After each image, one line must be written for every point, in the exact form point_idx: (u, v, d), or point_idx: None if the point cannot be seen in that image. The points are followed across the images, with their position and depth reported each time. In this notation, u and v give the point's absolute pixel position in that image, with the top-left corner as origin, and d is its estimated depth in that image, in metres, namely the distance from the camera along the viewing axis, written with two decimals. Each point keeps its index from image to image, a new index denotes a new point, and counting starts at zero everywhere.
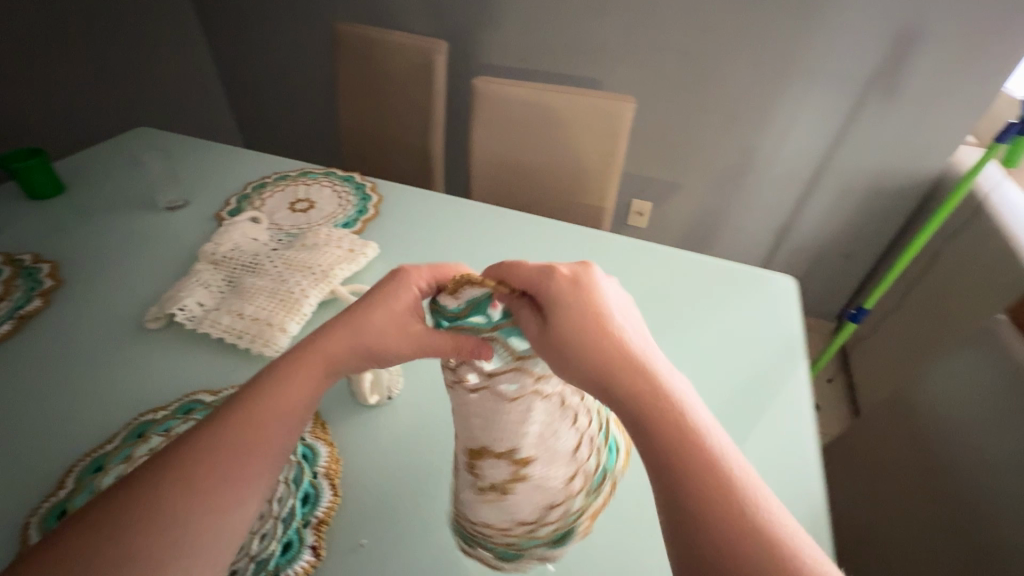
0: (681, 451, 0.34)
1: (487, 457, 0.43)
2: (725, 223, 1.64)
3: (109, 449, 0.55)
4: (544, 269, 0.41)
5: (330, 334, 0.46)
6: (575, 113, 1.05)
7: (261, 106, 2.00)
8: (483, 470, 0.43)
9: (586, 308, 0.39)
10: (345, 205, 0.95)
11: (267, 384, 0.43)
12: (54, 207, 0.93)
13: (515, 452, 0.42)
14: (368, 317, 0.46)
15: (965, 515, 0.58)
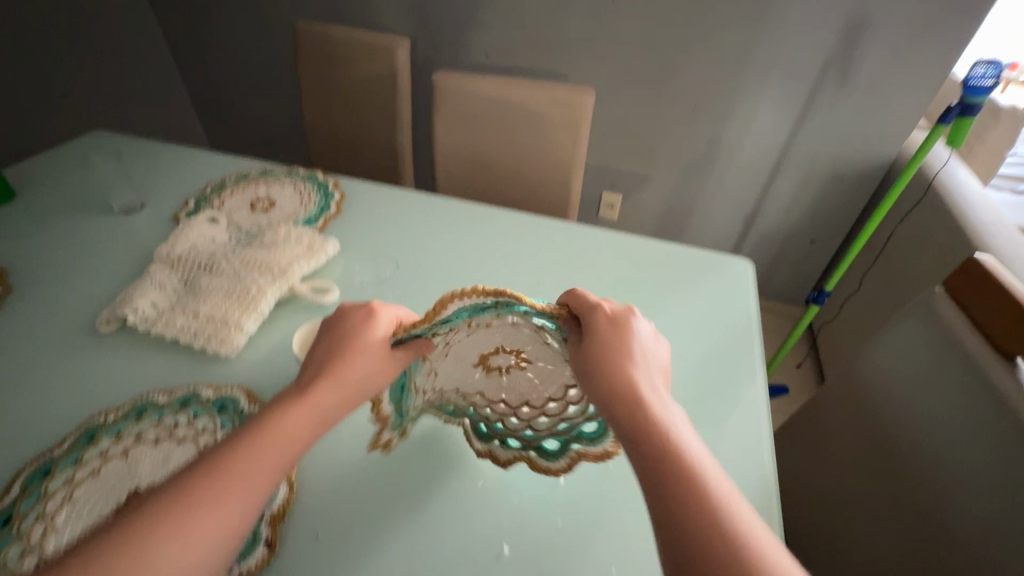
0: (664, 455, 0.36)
1: (494, 354, 0.51)
2: (694, 212, 1.66)
3: (57, 454, 0.54)
4: (593, 305, 0.47)
5: (315, 395, 0.43)
6: (535, 106, 1.06)
7: (228, 108, 1.97)
8: (493, 361, 0.51)
9: (618, 341, 0.44)
10: (306, 203, 0.95)
11: (255, 432, 0.39)
12: (5, 214, 0.91)
13: (522, 352, 0.50)
14: (353, 372, 0.46)
15: (926, 487, 0.58)
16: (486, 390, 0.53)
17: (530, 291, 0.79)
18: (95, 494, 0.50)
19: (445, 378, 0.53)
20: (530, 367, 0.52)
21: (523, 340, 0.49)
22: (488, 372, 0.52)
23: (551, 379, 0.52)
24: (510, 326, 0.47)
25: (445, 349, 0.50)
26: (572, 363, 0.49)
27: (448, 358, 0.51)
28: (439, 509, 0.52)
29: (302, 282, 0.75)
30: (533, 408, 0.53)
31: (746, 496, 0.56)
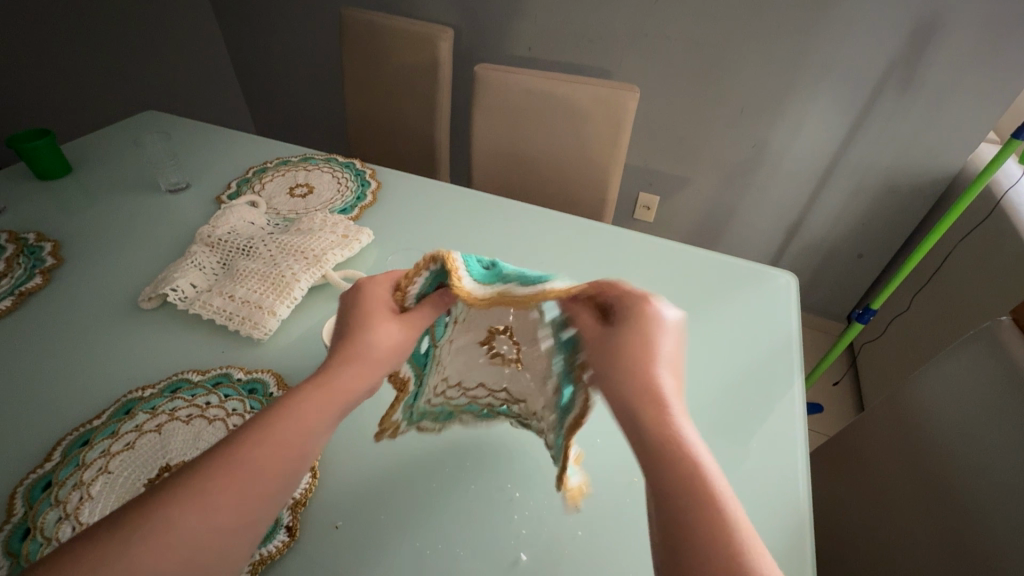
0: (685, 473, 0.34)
1: (501, 336, 0.54)
2: (734, 219, 1.61)
3: (96, 425, 0.56)
4: (640, 294, 0.46)
5: (347, 371, 0.42)
6: (576, 103, 1.03)
7: (273, 93, 2.02)
8: (497, 345, 0.54)
9: (642, 334, 0.42)
10: (344, 191, 0.96)
11: (273, 415, 0.38)
12: (61, 188, 0.95)
13: (521, 347, 0.54)
14: (385, 347, 0.45)
15: (976, 523, 0.54)
16: (487, 376, 0.55)
17: None
18: (129, 467, 0.51)
19: (451, 365, 0.55)
20: (528, 366, 0.54)
21: (532, 330, 0.52)
22: (492, 358, 0.55)
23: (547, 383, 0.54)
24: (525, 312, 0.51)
25: (462, 326, 0.53)
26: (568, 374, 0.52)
27: (460, 334, 0.54)
28: (458, 510, 0.52)
29: (335, 271, 0.75)
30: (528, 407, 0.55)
31: (776, 522, 0.53)
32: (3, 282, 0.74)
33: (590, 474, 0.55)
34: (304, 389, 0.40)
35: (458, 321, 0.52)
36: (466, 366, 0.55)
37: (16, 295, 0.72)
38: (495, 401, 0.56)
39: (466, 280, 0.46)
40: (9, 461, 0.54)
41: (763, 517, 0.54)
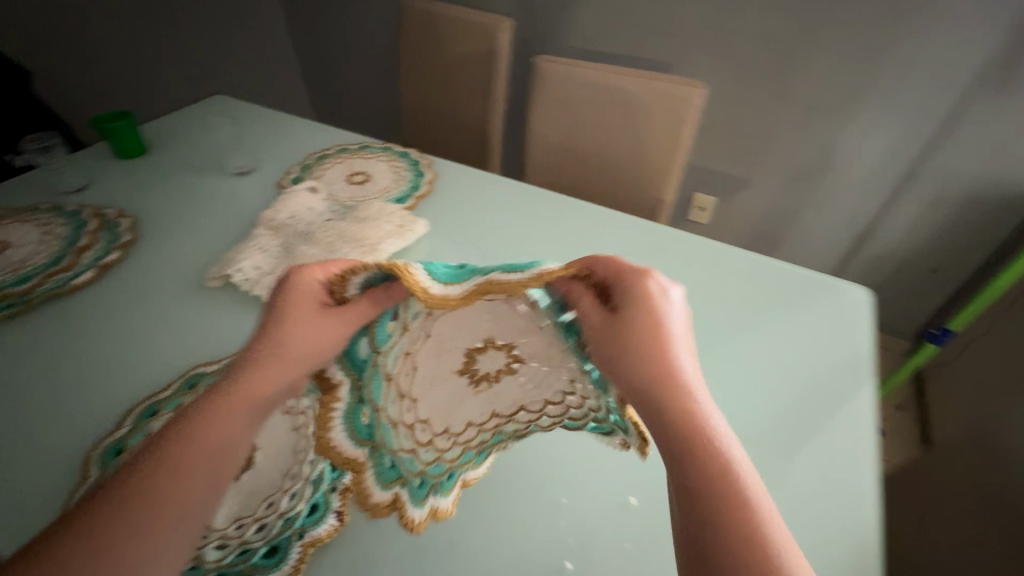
0: (714, 474, 0.34)
1: (481, 353, 0.49)
2: (797, 225, 1.52)
3: (163, 397, 0.58)
4: (638, 269, 0.47)
5: (265, 374, 0.43)
6: (637, 99, 1.00)
7: (333, 81, 2.07)
8: (479, 363, 0.49)
9: (648, 312, 0.44)
10: (400, 180, 0.96)
11: (196, 422, 0.39)
12: (138, 167, 1.01)
13: (514, 349, 0.48)
14: (310, 343, 0.46)
15: None
16: (474, 409, 0.48)
17: None
18: None
19: (429, 401, 0.49)
20: (521, 369, 0.48)
21: (517, 332, 0.48)
22: (476, 384, 0.48)
23: (546, 386, 0.47)
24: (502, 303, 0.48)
25: (434, 343, 0.49)
26: (565, 364, 0.47)
27: (429, 350, 0.49)
28: (503, 511, 0.51)
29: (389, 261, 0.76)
30: (530, 412, 0.47)
31: (840, 554, 0.50)
32: (86, 255, 0.78)
33: (640, 485, 0.53)
34: (225, 389, 0.41)
35: (428, 334, 0.49)
36: (449, 398, 0.49)
37: (96, 267, 0.77)
38: (487, 433, 0.48)
39: (427, 283, 0.44)
40: (86, 426, 0.57)
41: (826, 548, 0.50)
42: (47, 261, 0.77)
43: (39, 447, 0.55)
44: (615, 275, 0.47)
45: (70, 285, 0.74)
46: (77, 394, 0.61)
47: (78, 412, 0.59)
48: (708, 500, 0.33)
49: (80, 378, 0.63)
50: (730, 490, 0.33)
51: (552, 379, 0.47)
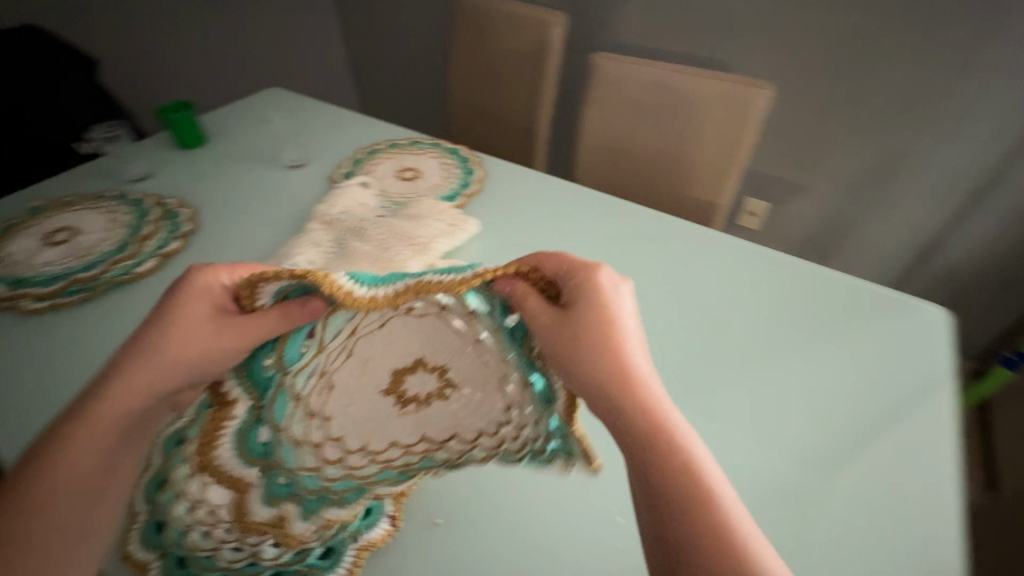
0: (667, 458, 0.39)
1: (411, 373, 0.47)
2: (856, 234, 1.45)
3: None
4: (585, 265, 0.52)
5: (142, 374, 0.46)
6: (697, 99, 0.96)
7: (379, 73, 2.08)
8: (409, 386, 0.47)
9: (597, 308, 0.49)
10: (450, 177, 0.96)
11: (72, 433, 0.43)
12: (196, 157, 1.03)
13: (447, 372, 0.47)
14: (192, 349, 0.46)
15: None
16: (399, 431, 0.46)
17: (669, 309, 0.73)
18: None
19: (345, 421, 0.46)
20: (453, 396, 0.47)
21: (451, 352, 0.47)
22: (404, 407, 0.47)
23: (475, 412, 0.46)
24: (434, 316, 0.48)
25: (358, 364, 0.47)
26: (502, 388, 0.46)
27: (353, 369, 0.47)
28: (559, 528, 0.50)
29: (441, 260, 0.76)
30: (462, 440, 0.46)
31: None
32: (149, 244, 0.81)
33: None
34: (103, 389, 0.45)
35: (350, 352, 0.47)
36: (365, 420, 0.46)
37: (159, 256, 0.79)
38: (412, 456, 0.46)
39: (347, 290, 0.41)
40: None
41: None
42: (113, 249, 0.79)
43: None
44: (568, 271, 0.51)
45: (134, 273, 0.76)
46: None
47: None
48: (662, 484, 0.38)
49: None
50: (688, 478, 0.38)
51: (485, 406, 0.46)
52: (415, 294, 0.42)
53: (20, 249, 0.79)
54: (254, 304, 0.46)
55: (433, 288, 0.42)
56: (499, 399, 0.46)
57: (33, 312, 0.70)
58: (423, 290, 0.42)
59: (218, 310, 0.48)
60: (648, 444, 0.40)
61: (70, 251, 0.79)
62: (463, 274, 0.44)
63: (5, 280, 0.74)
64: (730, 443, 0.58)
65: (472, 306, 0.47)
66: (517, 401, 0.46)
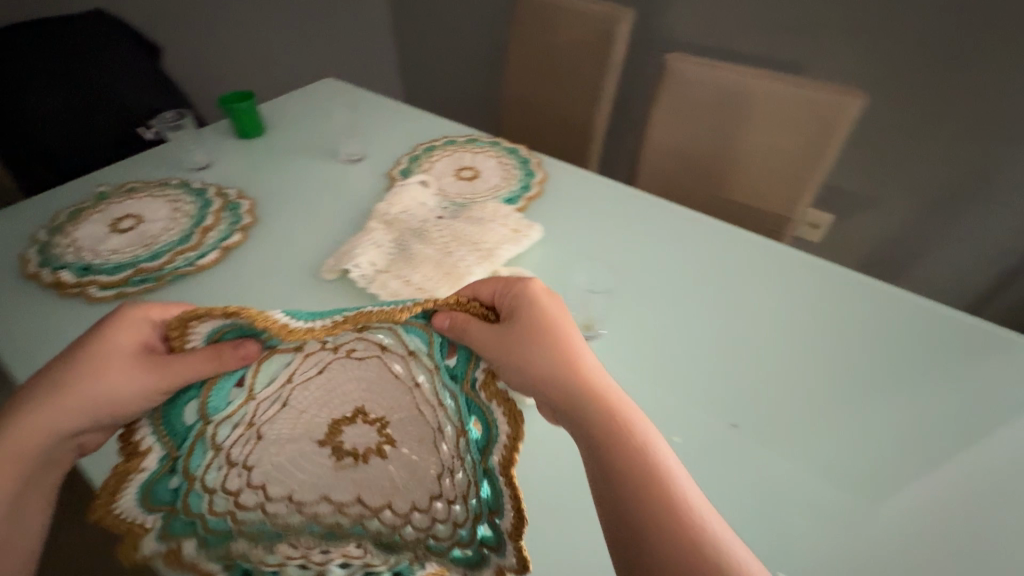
0: (622, 448, 0.41)
1: (349, 424, 0.47)
2: (928, 254, 1.31)
3: None
4: (517, 280, 0.53)
5: (46, 414, 0.45)
6: (777, 106, 0.91)
7: (429, 66, 2.07)
8: (345, 438, 0.46)
9: (537, 313, 0.49)
10: (510, 178, 0.93)
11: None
12: (255, 147, 1.03)
13: (386, 425, 0.47)
14: (103, 387, 0.45)
15: None
16: (335, 488, 0.45)
17: (749, 331, 0.68)
18: None
19: (275, 470, 0.45)
20: (391, 456, 0.46)
21: (387, 396, 0.47)
22: (340, 460, 0.46)
23: (415, 478, 0.46)
24: (377, 361, 0.48)
25: (294, 411, 0.47)
26: (437, 448, 0.46)
27: (287, 418, 0.46)
28: None
29: (505, 267, 0.73)
30: (395, 513, 0.45)
31: None
32: (211, 236, 0.80)
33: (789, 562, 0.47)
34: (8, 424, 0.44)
35: (286, 401, 0.47)
36: (296, 477, 0.45)
37: (220, 248, 0.78)
38: (346, 518, 0.45)
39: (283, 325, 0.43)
40: None
41: None
42: (176, 240, 0.79)
43: None
44: (502, 287, 0.52)
45: (196, 265, 0.75)
46: None
47: None
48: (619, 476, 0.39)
49: None
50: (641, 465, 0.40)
51: (421, 462, 0.46)
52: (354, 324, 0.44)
53: (87, 235, 0.80)
54: (183, 345, 0.46)
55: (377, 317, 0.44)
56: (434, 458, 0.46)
57: (100, 300, 0.71)
58: (366, 320, 0.44)
59: (145, 347, 0.48)
60: (599, 437, 0.42)
61: (136, 240, 0.79)
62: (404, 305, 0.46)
63: (73, 265, 0.75)
64: (817, 488, 0.53)
65: (414, 346, 0.47)
66: (451, 467, 0.45)
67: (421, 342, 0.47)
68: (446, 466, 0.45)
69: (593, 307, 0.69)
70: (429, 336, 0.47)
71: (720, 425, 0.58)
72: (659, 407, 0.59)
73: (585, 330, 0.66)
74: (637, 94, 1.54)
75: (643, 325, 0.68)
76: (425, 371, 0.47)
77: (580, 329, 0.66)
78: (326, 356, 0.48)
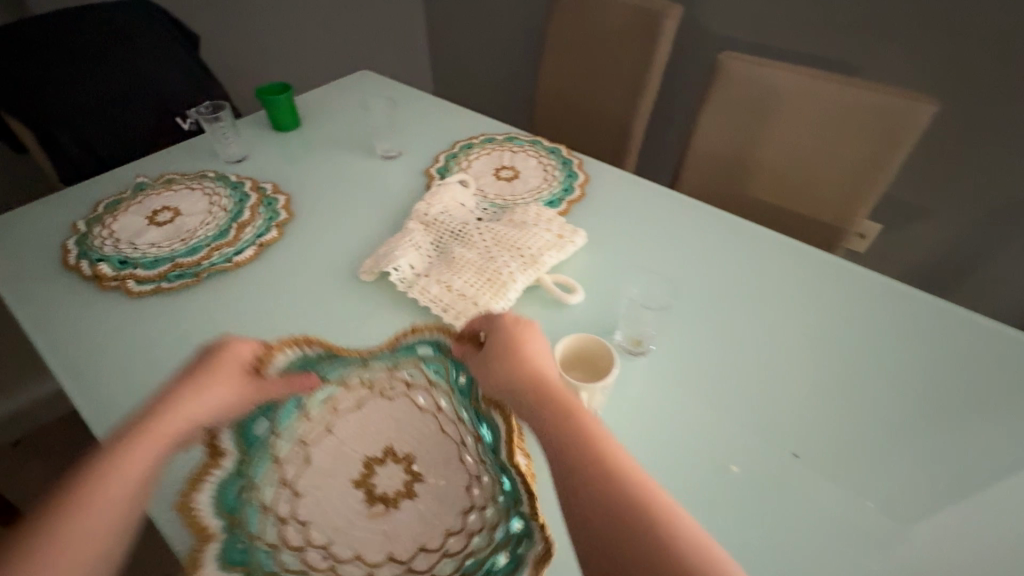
0: (564, 447, 0.39)
1: (379, 464, 0.51)
2: (986, 271, 1.20)
3: (325, 367, 0.54)
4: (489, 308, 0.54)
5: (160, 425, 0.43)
6: (839, 110, 0.86)
7: (464, 59, 2.05)
8: (377, 479, 0.50)
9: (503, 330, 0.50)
10: (550, 180, 0.89)
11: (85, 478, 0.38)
12: (290, 141, 1.01)
13: (414, 462, 0.51)
14: (209, 402, 0.46)
15: None
16: (365, 531, 0.46)
17: (810, 351, 0.63)
18: (341, 469, 0.50)
19: (315, 509, 0.47)
20: (417, 497, 0.49)
21: (415, 426, 0.52)
22: (373, 505, 0.48)
23: (444, 503, 0.48)
24: (404, 399, 0.54)
25: (334, 443, 0.51)
26: (465, 469, 0.50)
27: (332, 447, 0.51)
28: None
29: (548, 275, 0.70)
30: (427, 555, 0.45)
31: None
32: (247, 232, 0.79)
33: None
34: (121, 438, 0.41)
35: (331, 432, 0.52)
36: (336, 513, 0.47)
37: (256, 244, 0.77)
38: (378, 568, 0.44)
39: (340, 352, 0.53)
40: None
41: None
42: (213, 234, 0.78)
43: None
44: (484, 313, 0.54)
45: (233, 262, 0.74)
46: None
47: None
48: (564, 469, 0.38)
49: None
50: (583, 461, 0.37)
51: (450, 485, 0.49)
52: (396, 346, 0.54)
53: (124, 226, 0.79)
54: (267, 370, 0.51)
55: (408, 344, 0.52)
56: (462, 476, 0.49)
57: (138, 294, 0.70)
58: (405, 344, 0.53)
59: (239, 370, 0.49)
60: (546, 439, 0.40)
61: (173, 233, 0.78)
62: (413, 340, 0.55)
63: (111, 258, 0.74)
64: (885, 530, 0.48)
65: (433, 376, 0.54)
66: (478, 479, 0.48)
67: (437, 370, 0.54)
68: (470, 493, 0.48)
69: (645, 325, 0.63)
70: (445, 361, 0.53)
71: (781, 454, 0.54)
72: (715, 430, 0.55)
73: (634, 345, 0.63)
74: (677, 93, 1.48)
75: (694, 341, 0.64)
76: (442, 398, 0.53)
77: (628, 343, 0.63)
78: (362, 392, 0.54)
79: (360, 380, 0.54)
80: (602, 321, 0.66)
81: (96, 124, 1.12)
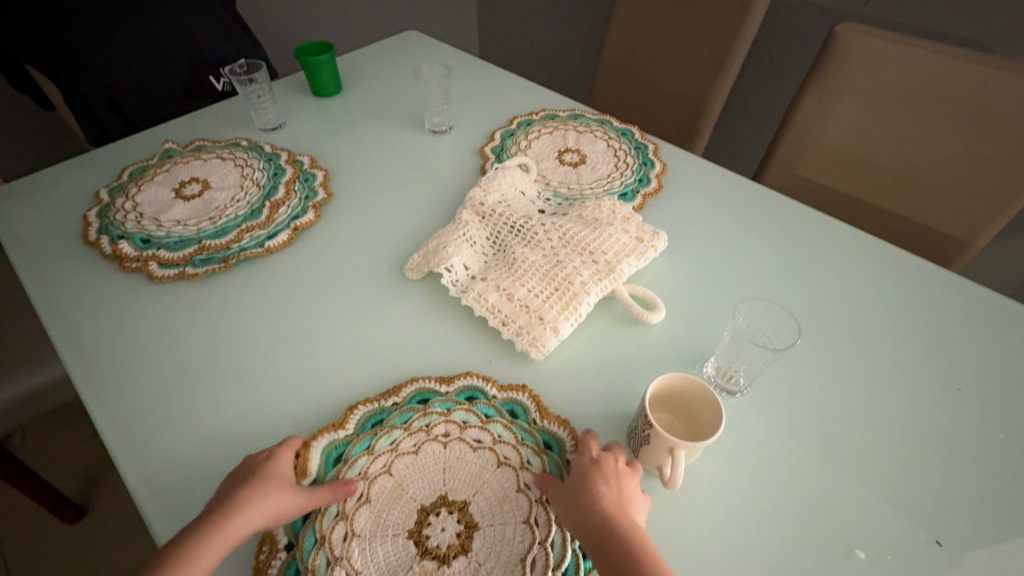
0: None
1: (435, 514, 0.42)
2: None
3: (392, 406, 0.49)
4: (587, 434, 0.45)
5: (199, 558, 0.36)
6: (986, 99, 0.71)
7: (517, 21, 1.91)
8: (431, 532, 0.41)
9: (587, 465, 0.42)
10: (622, 167, 0.77)
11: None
12: (330, 109, 0.91)
13: (472, 512, 0.43)
14: (250, 520, 0.38)
15: None
16: None
17: (945, 403, 0.51)
18: (392, 515, 0.42)
19: (363, 559, 0.40)
20: (473, 554, 0.40)
21: (475, 476, 0.44)
22: (423, 558, 0.40)
23: (501, 562, 0.40)
24: (468, 443, 0.46)
25: (392, 485, 0.44)
26: (533, 526, 0.41)
27: (386, 495, 0.43)
28: None
29: (625, 286, 0.59)
30: None
31: None
32: (281, 212, 0.71)
33: None
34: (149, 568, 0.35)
35: (390, 470, 0.44)
36: (388, 563, 0.40)
37: (291, 227, 0.68)
38: None
39: (419, 393, 0.50)
40: (274, 438, 0.49)
41: None
42: (244, 212, 0.70)
43: (233, 451, 0.48)
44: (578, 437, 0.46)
45: (264, 247, 0.66)
46: (265, 384, 0.53)
47: (266, 409, 0.51)
48: None
49: (268, 367, 0.54)
50: None
51: (510, 538, 0.41)
52: (457, 377, 0.51)
53: (150, 199, 0.72)
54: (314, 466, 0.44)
55: (458, 402, 0.49)
56: (526, 535, 0.41)
57: (160, 280, 0.63)
58: (458, 404, 0.49)
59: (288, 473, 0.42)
60: None
61: (201, 210, 0.70)
62: (473, 388, 0.51)
63: (133, 235, 0.67)
64: None
65: (487, 416, 0.48)
66: (542, 539, 0.41)
67: (495, 412, 0.49)
68: (530, 556, 0.40)
69: (750, 363, 0.52)
70: (493, 405, 0.49)
71: (917, 537, 0.43)
72: (834, 500, 0.45)
73: (727, 381, 0.52)
74: (757, 70, 1.32)
75: (801, 379, 0.53)
76: (502, 442, 0.46)
77: (720, 379, 0.52)
78: (422, 435, 0.46)
79: (423, 425, 0.47)
80: (686, 347, 0.56)
81: (124, 79, 1.04)
